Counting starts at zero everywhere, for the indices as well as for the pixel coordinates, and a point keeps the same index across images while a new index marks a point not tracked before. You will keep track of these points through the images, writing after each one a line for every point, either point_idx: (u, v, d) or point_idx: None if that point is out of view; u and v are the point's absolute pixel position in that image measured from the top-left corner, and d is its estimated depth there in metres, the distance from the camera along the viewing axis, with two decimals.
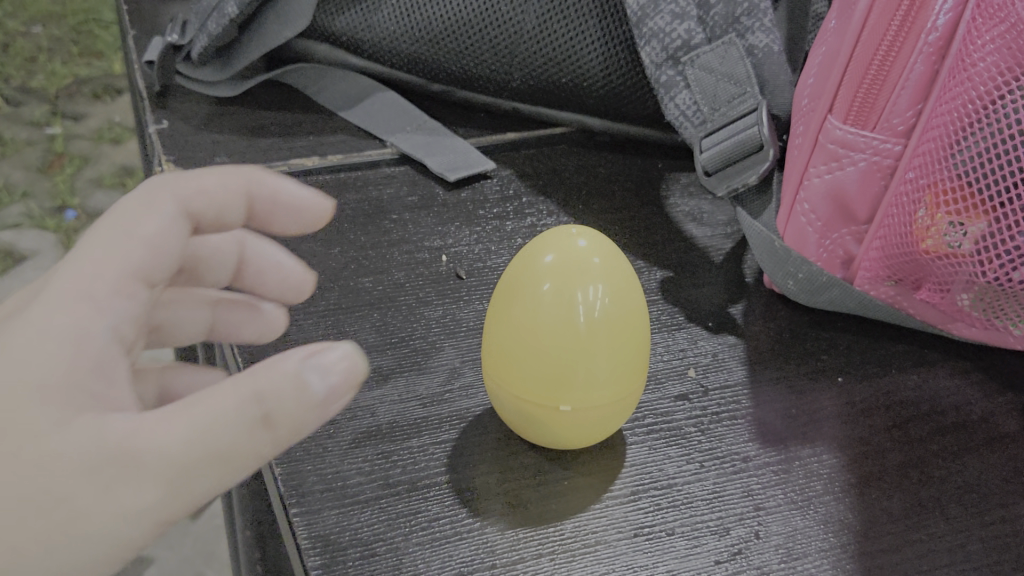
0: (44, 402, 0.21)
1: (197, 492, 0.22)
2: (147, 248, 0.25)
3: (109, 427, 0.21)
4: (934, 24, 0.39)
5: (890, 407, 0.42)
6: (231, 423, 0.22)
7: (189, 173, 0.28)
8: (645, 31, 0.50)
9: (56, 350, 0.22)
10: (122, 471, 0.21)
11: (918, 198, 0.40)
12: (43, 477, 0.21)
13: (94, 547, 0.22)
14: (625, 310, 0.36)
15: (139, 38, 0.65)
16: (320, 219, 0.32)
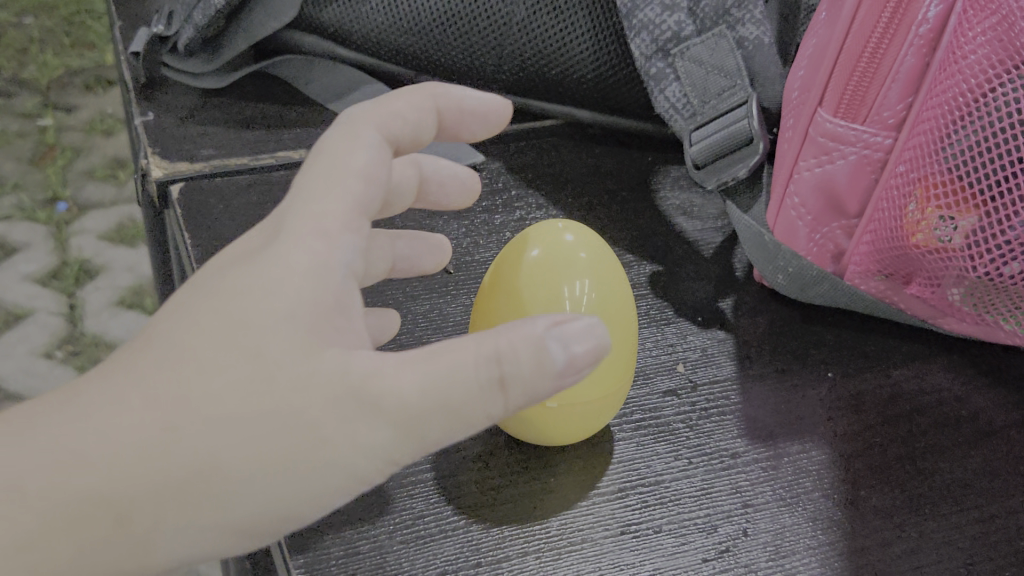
0: (284, 333, 0.24)
1: (430, 439, 0.25)
2: (361, 180, 0.27)
3: (353, 367, 0.24)
4: (925, 16, 0.38)
5: (880, 402, 0.42)
6: (474, 375, 0.24)
7: (388, 101, 0.30)
8: (635, 22, 0.49)
9: (304, 289, 0.25)
10: (365, 407, 0.24)
11: (909, 192, 0.39)
12: (293, 403, 0.24)
13: (333, 478, 0.25)
14: (611, 304, 0.36)
15: (125, 30, 0.64)
16: (501, 115, 0.35)
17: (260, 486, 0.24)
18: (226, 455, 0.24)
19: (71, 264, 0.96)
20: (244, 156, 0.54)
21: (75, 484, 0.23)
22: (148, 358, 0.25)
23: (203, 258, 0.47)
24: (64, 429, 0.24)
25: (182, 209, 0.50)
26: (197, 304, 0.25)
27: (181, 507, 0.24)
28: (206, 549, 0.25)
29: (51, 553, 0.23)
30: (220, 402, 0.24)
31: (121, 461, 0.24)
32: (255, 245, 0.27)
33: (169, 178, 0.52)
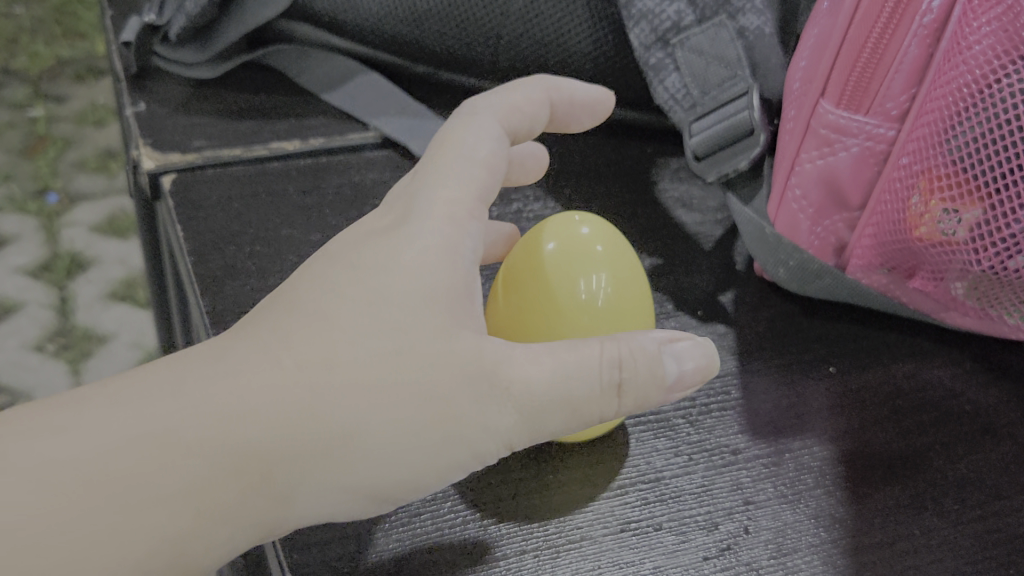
0: (428, 317, 0.29)
1: (545, 423, 0.29)
2: (486, 169, 0.32)
3: (486, 354, 0.29)
4: (929, 6, 0.38)
5: (883, 397, 0.41)
6: (597, 374, 0.29)
7: (504, 94, 0.35)
8: (634, 12, 0.48)
9: (439, 276, 0.29)
10: (495, 391, 0.29)
11: (912, 184, 0.39)
12: (433, 381, 0.28)
13: (461, 450, 0.29)
14: (629, 298, 0.36)
15: (116, 18, 0.63)
16: (602, 109, 0.38)
17: (399, 454, 0.28)
18: (370, 422, 0.28)
19: (62, 256, 0.95)
20: (237, 147, 0.54)
21: (237, 438, 0.27)
22: (296, 326, 0.29)
23: (195, 251, 0.46)
24: (226, 385, 0.28)
25: (174, 201, 0.49)
26: (339, 281, 0.30)
27: (325, 466, 0.28)
28: (340, 504, 0.29)
29: (204, 500, 0.27)
30: (369, 372, 0.28)
31: (279, 416, 0.27)
32: (386, 224, 0.31)
33: (161, 169, 0.51)
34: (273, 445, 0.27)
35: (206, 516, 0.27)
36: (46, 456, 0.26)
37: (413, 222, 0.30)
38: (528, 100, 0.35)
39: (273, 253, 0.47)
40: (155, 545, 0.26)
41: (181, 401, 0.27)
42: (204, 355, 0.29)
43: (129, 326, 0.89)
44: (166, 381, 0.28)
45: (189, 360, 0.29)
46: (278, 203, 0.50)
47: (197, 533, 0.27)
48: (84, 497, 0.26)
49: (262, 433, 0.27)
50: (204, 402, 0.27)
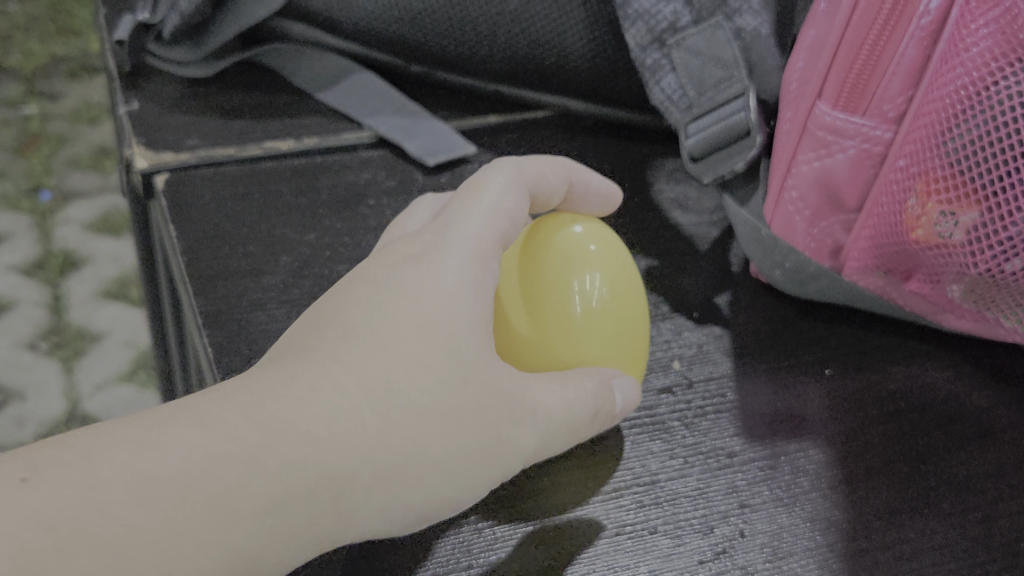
0: (475, 343, 0.30)
1: (551, 442, 0.32)
2: (509, 220, 0.33)
3: (515, 380, 0.31)
4: (926, 7, 0.37)
5: (879, 400, 0.41)
6: (587, 406, 0.33)
7: (535, 160, 0.36)
8: (630, 13, 0.48)
9: (477, 305, 0.31)
10: (524, 415, 0.31)
11: (909, 187, 0.39)
12: (483, 403, 0.30)
13: (489, 471, 0.31)
14: (622, 299, 0.36)
15: (109, 16, 0.63)
16: (612, 206, 0.40)
17: (446, 475, 0.29)
18: (429, 443, 0.29)
19: (55, 254, 0.94)
20: (231, 146, 0.53)
21: (320, 458, 0.26)
22: (349, 349, 0.29)
23: (188, 251, 0.46)
24: (299, 404, 0.27)
25: (167, 201, 0.49)
26: (385, 305, 0.30)
27: (387, 486, 0.28)
28: (383, 525, 0.29)
29: (287, 521, 0.26)
30: (430, 394, 0.29)
31: (353, 442, 0.27)
32: (413, 253, 0.32)
33: (154, 168, 0.51)
34: (349, 466, 0.27)
35: (285, 539, 0.26)
36: (144, 471, 0.24)
37: (442, 253, 0.31)
38: (556, 174, 0.36)
39: (266, 253, 0.46)
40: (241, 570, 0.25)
41: (257, 419, 0.26)
42: (254, 377, 0.28)
43: (123, 325, 0.89)
44: (226, 399, 0.26)
45: (242, 381, 0.27)
46: (272, 202, 0.50)
47: (275, 556, 0.26)
48: (175, 520, 0.23)
49: (342, 454, 0.27)
50: (280, 420, 0.26)
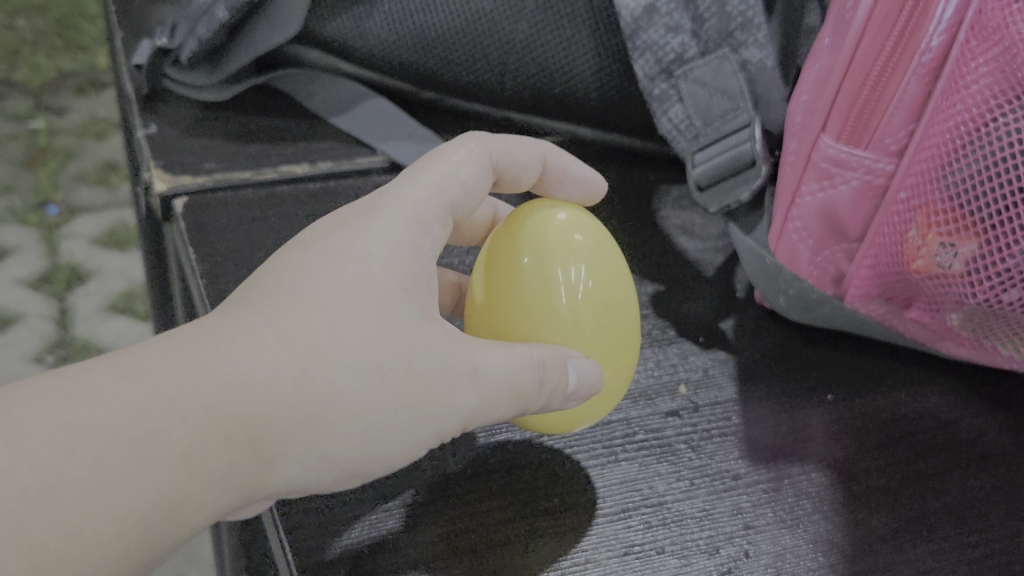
0: (402, 303, 0.31)
1: (497, 410, 0.33)
2: (460, 187, 0.36)
3: (451, 341, 0.32)
4: (927, 45, 0.39)
5: (879, 425, 0.42)
6: (530, 368, 0.33)
7: (504, 139, 0.39)
8: (638, 44, 0.49)
9: (408, 266, 0.32)
10: (464, 375, 0.31)
11: (910, 218, 0.40)
12: (411, 360, 0.31)
13: (427, 429, 0.31)
14: (607, 288, 0.37)
15: (128, 40, 0.64)
16: (596, 196, 0.42)
17: (377, 427, 0.30)
18: (351, 396, 0.30)
19: (62, 268, 0.95)
20: (247, 170, 0.55)
21: (236, 406, 0.28)
22: (278, 306, 0.30)
23: (207, 273, 0.47)
24: (215, 356, 0.28)
25: (186, 224, 0.50)
26: (316, 267, 0.31)
27: (311, 436, 0.29)
28: (312, 476, 0.30)
29: (203, 464, 0.27)
30: (355, 349, 0.30)
31: (270, 389, 0.28)
32: (350, 218, 0.34)
33: (173, 192, 0.52)
34: (266, 414, 0.28)
35: (198, 484, 0.27)
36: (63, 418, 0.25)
37: (386, 208, 0.34)
38: (525, 154, 0.39)
39: None
40: (158, 509, 0.26)
41: (177, 369, 0.27)
42: (185, 332, 0.29)
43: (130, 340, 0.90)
44: (153, 353, 0.28)
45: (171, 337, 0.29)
46: (288, 226, 0.51)
47: (195, 500, 0.27)
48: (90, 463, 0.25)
49: (259, 403, 0.28)
50: (199, 370, 0.28)
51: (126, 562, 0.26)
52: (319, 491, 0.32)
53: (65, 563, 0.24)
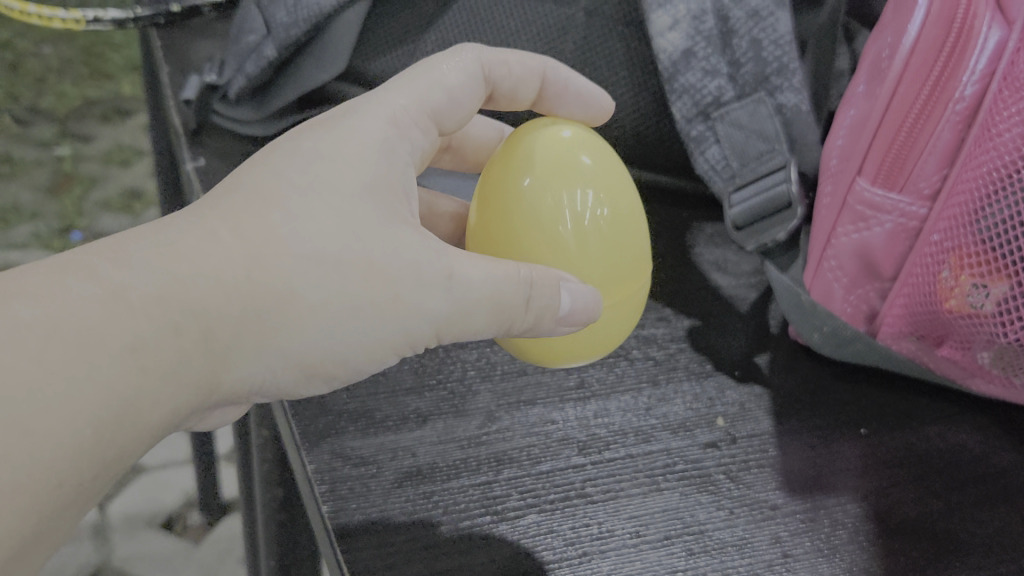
0: (367, 204, 0.33)
1: (469, 315, 0.34)
2: (444, 92, 0.39)
3: (413, 243, 0.33)
4: (961, 94, 0.41)
5: (910, 458, 0.44)
6: (515, 284, 0.34)
7: (500, 53, 0.43)
8: (676, 86, 0.51)
9: (374, 167, 0.34)
10: (430, 278, 0.33)
11: (943, 260, 0.41)
12: (377, 260, 0.32)
13: (385, 327, 0.33)
14: (611, 210, 0.39)
15: (173, 76, 0.66)
16: (602, 112, 0.44)
17: (333, 322, 0.31)
18: (311, 290, 0.31)
19: None
20: None
21: (188, 297, 0.28)
22: (229, 206, 0.31)
23: None
24: (172, 249, 0.29)
25: None
26: (277, 168, 0.32)
27: (264, 328, 0.30)
28: (263, 373, 0.31)
29: (155, 356, 0.27)
30: (318, 245, 0.31)
31: (229, 281, 0.29)
32: (313, 126, 0.35)
33: None
34: (218, 306, 0.29)
35: (155, 376, 0.27)
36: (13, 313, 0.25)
37: (366, 106, 0.37)
38: (521, 68, 0.43)
39: None
40: (115, 404, 0.26)
41: (126, 265, 0.28)
42: (133, 234, 0.30)
43: None
44: (98, 249, 0.28)
45: (128, 235, 0.29)
46: None
47: (150, 392, 0.27)
48: (42, 353, 0.25)
49: (210, 295, 0.29)
50: (149, 265, 0.28)
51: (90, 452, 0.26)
52: (274, 391, 0.33)
53: (29, 454, 0.24)
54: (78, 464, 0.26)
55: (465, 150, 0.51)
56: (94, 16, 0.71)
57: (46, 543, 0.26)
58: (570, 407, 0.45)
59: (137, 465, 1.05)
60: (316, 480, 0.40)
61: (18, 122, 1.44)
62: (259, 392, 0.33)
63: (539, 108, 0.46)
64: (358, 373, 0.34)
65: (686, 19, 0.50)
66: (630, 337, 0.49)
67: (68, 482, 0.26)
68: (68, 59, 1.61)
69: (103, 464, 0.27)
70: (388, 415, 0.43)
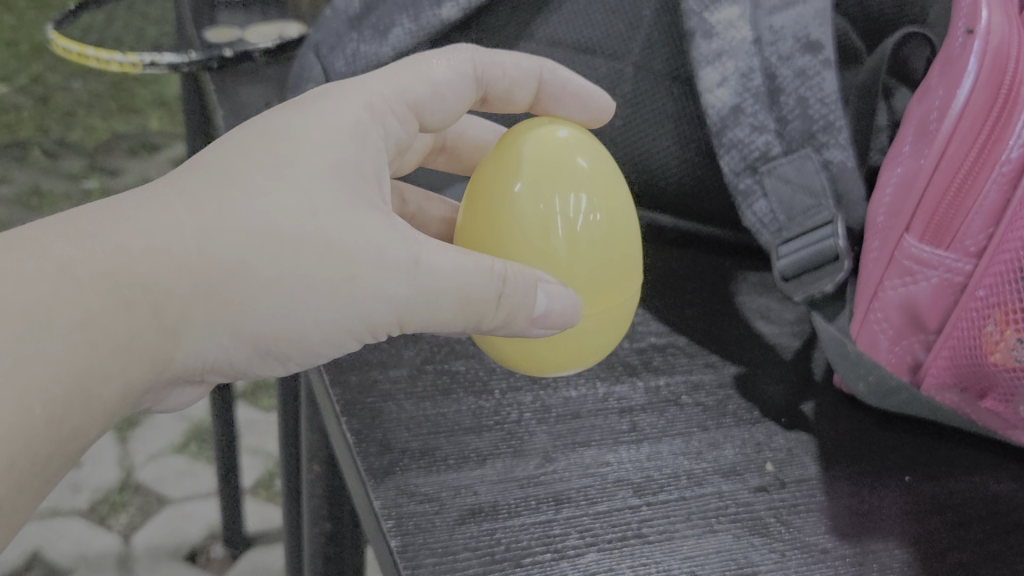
0: (331, 185, 0.37)
1: (434, 304, 0.38)
2: (428, 85, 0.44)
3: (378, 227, 0.37)
4: (1007, 157, 0.43)
5: (953, 505, 0.45)
6: (481, 275, 0.38)
7: (497, 55, 0.47)
8: (725, 140, 0.53)
9: (343, 148, 0.38)
10: (392, 262, 0.37)
11: (988, 314, 0.43)
12: (334, 243, 0.36)
13: (343, 308, 0.37)
14: (603, 212, 0.42)
15: (228, 119, 0.68)
16: (602, 112, 0.48)
17: (288, 299, 0.36)
18: (261, 268, 0.35)
19: None
20: None
21: (136, 274, 0.34)
22: (194, 186, 0.36)
23: None
24: (128, 228, 0.34)
25: None
26: (245, 148, 0.37)
27: (216, 303, 0.35)
28: (220, 342, 0.36)
29: (101, 331, 0.33)
30: (270, 224, 0.35)
31: (177, 258, 0.34)
32: (292, 105, 0.40)
33: None
34: (166, 281, 0.34)
35: (100, 345, 0.33)
36: None
37: (348, 91, 0.41)
38: (515, 67, 0.47)
39: (391, 347, 0.51)
40: (65, 379, 0.32)
41: (85, 244, 0.33)
42: (101, 209, 0.35)
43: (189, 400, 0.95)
44: (62, 227, 0.34)
45: (100, 210, 0.35)
46: None
47: (99, 362, 0.33)
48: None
49: (158, 272, 0.34)
50: (106, 245, 0.34)
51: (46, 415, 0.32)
52: (242, 362, 0.38)
53: None
54: (32, 432, 0.32)
55: (460, 153, 0.56)
56: (149, 61, 0.75)
57: (18, 502, 0.33)
58: (624, 449, 0.46)
59: (162, 497, 1.06)
60: (384, 515, 0.41)
61: (49, 163, 1.52)
62: (222, 365, 0.38)
63: (535, 109, 0.49)
64: (320, 350, 0.39)
65: (735, 77, 0.52)
66: (679, 383, 0.51)
67: (22, 457, 0.32)
68: (110, 109, 1.72)
69: (59, 435, 0.33)
70: (449, 453, 0.45)
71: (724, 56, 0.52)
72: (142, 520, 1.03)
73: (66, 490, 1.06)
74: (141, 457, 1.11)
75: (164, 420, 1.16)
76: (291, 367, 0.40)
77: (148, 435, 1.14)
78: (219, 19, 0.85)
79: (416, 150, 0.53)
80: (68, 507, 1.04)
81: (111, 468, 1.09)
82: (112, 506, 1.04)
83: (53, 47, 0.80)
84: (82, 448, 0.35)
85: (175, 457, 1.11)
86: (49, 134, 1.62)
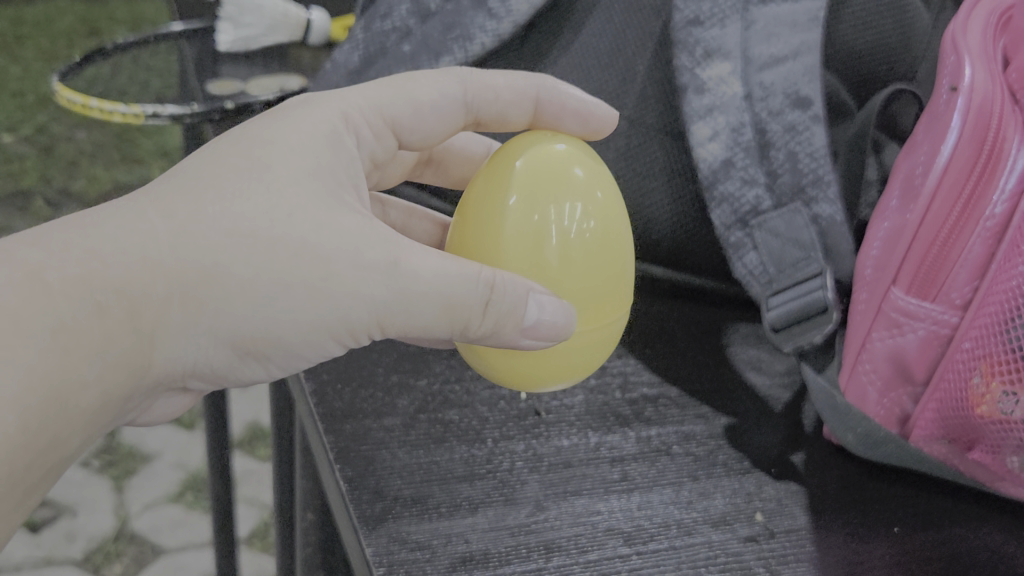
0: (304, 190, 0.38)
1: (415, 307, 0.39)
2: (410, 105, 0.46)
3: (355, 229, 0.38)
4: (991, 212, 0.44)
5: (942, 556, 0.45)
6: (467, 283, 0.39)
7: (491, 79, 0.48)
8: (716, 194, 0.54)
9: (316, 155, 0.40)
10: (372, 264, 0.38)
11: (974, 366, 0.44)
12: (314, 244, 0.37)
13: (322, 309, 0.38)
14: (596, 225, 0.43)
15: None
16: (605, 125, 0.49)
17: (266, 299, 0.37)
18: (238, 268, 0.36)
19: None
20: None
21: (110, 279, 0.35)
22: (168, 193, 0.37)
23: (315, 389, 0.51)
24: (101, 236, 0.35)
25: None
26: (221, 157, 0.38)
27: (193, 306, 0.36)
28: (196, 345, 0.38)
29: (76, 337, 0.34)
30: (246, 227, 0.36)
31: (151, 262, 0.35)
32: (268, 116, 0.41)
33: None
34: (142, 285, 0.35)
35: (77, 348, 0.34)
36: None
37: (326, 100, 0.44)
38: (510, 92, 0.48)
39: (385, 396, 0.51)
40: (39, 387, 0.33)
41: (56, 253, 0.34)
42: (77, 218, 0.36)
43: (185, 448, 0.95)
44: (33, 237, 0.35)
45: (78, 220, 0.36)
46: (386, 348, 0.55)
47: (75, 369, 0.34)
48: None
49: (131, 278, 0.35)
50: (79, 253, 0.35)
51: (25, 423, 0.33)
52: (222, 366, 0.39)
53: None
54: (6, 442, 0.32)
55: (447, 165, 0.57)
56: (152, 111, 0.75)
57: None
58: (614, 498, 0.46)
59: (156, 547, 1.06)
60: (376, 562, 0.41)
61: (49, 212, 1.54)
62: (201, 370, 0.39)
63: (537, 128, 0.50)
64: (298, 352, 0.40)
65: (725, 132, 0.53)
66: (671, 433, 0.51)
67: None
68: (111, 161, 1.74)
69: (37, 445, 0.34)
70: (441, 501, 0.45)
71: (715, 110, 0.53)
72: (136, 571, 1.03)
73: (61, 538, 1.06)
74: (136, 506, 1.11)
75: (161, 470, 1.16)
76: (269, 369, 0.42)
77: (144, 485, 1.14)
78: (222, 73, 0.86)
79: (400, 163, 0.55)
80: (63, 555, 1.04)
81: (106, 517, 1.09)
82: (107, 555, 1.04)
83: (56, 99, 0.81)
84: (63, 459, 0.36)
85: (170, 507, 1.11)
86: (52, 185, 1.63)
